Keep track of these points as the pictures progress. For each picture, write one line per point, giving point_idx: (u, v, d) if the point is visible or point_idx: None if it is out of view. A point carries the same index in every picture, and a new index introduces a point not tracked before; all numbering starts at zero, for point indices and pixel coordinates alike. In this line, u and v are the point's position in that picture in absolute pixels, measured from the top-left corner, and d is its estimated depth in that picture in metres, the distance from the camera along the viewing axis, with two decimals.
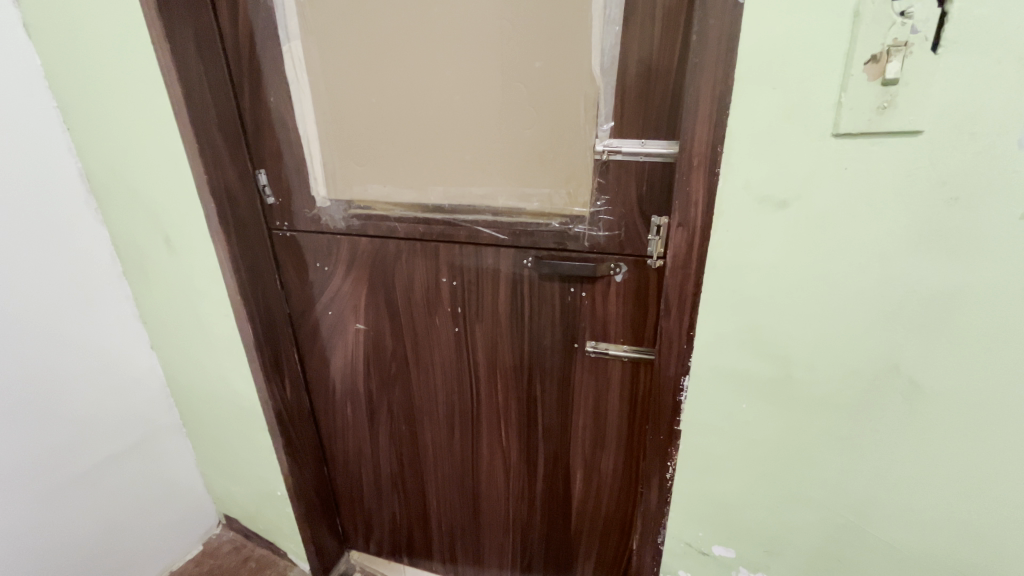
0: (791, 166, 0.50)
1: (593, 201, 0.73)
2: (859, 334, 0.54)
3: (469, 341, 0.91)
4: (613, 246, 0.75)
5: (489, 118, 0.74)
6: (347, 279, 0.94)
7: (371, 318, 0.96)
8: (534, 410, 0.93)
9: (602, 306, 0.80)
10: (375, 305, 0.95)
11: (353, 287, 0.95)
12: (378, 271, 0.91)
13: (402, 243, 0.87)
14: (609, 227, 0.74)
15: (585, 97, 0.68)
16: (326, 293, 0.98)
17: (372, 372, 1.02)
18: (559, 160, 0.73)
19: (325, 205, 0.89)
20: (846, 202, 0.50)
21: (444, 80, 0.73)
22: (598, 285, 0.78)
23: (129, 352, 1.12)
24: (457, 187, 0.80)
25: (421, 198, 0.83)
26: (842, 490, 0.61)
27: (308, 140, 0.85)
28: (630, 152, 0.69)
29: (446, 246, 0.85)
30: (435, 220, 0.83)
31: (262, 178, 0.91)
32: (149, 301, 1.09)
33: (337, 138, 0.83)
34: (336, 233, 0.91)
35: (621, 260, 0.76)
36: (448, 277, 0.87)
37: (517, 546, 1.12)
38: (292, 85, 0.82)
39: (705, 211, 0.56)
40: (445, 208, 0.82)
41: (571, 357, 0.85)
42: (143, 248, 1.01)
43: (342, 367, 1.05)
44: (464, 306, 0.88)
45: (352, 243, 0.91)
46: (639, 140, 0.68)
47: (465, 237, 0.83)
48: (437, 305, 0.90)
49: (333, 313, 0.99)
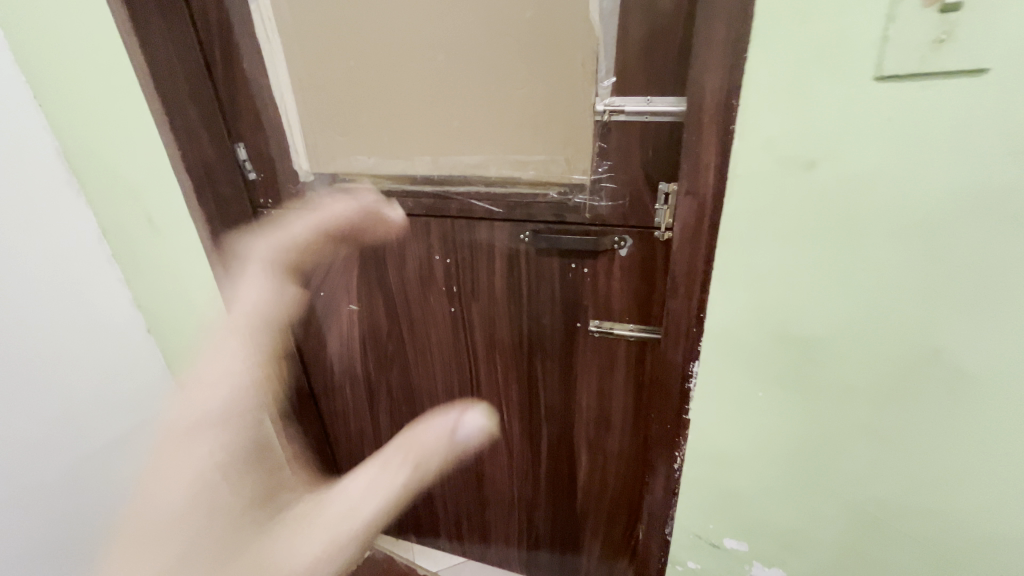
0: (821, 118, 0.43)
1: (594, 167, 0.67)
2: (896, 312, 0.48)
3: (466, 322, 0.86)
4: (617, 217, 0.69)
5: (477, 77, 0.66)
6: (338, 257, 0.90)
7: (363, 298, 0.92)
8: (536, 392, 0.89)
9: (605, 283, 0.74)
10: (368, 285, 0.90)
11: (344, 267, 0.91)
12: (367, 249, 0.86)
13: (391, 219, 0.82)
14: (612, 196, 0.67)
15: (582, 50, 0.60)
16: (318, 273, 0.94)
17: (369, 354, 0.99)
18: (555, 123, 0.65)
19: (308, 179, 0.84)
20: (884, 160, 0.43)
21: (426, 37, 0.66)
22: (601, 260, 0.73)
23: (126, 333, 1.10)
24: (445, 156, 0.74)
25: (407, 169, 0.76)
26: (868, 483, 0.56)
27: (285, 109, 0.79)
28: (634, 111, 0.62)
29: (438, 222, 0.79)
30: (424, 193, 0.77)
31: (241, 152, 0.84)
32: (140, 285, 1.06)
33: (315, 106, 0.77)
34: (323, 210, 0.86)
35: (625, 233, 0.69)
36: (441, 254, 0.81)
37: (523, 525, 1.10)
38: (264, 48, 0.75)
39: (717, 179, 0.49)
40: (433, 180, 0.76)
41: (573, 336, 0.81)
42: (129, 229, 0.97)
43: (339, 349, 1.01)
44: (459, 285, 0.83)
45: None
46: (644, 98, 0.61)
47: (457, 210, 0.77)
48: (430, 285, 0.85)
49: (325, 294, 0.95)
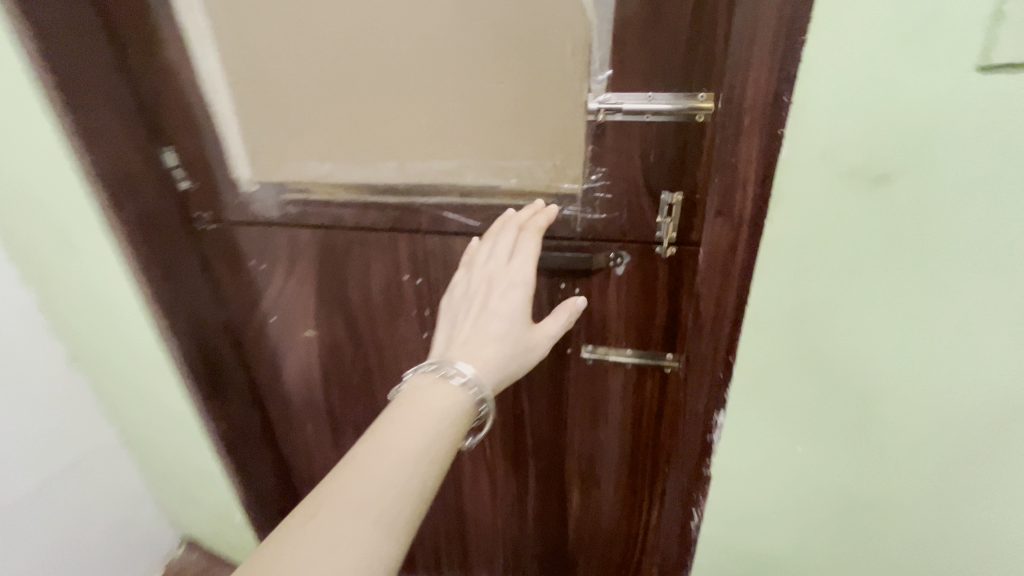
0: (895, 127, 0.38)
1: (587, 174, 0.57)
2: (955, 338, 0.44)
3: None
4: (614, 231, 0.60)
5: (448, 70, 0.56)
6: (292, 278, 0.78)
7: (322, 324, 0.81)
8: (522, 424, 0.79)
9: (599, 304, 0.65)
10: (328, 309, 0.79)
11: (299, 288, 0.79)
12: (325, 268, 0.75)
13: (351, 235, 0.71)
14: (608, 208, 0.59)
15: (573, 38, 0.51)
16: (268, 296, 0.81)
17: (332, 384, 0.87)
18: (542, 123, 0.56)
19: (252, 189, 0.72)
20: (958, 176, 0.39)
21: (386, 22, 0.56)
22: (595, 280, 0.64)
23: (43, 371, 0.91)
24: (413, 162, 0.63)
25: (368, 178, 0.66)
26: (900, 510, 0.54)
27: (219, 107, 0.67)
28: (634, 109, 0.53)
29: (406, 237, 0.68)
30: (389, 204, 0.67)
31: (169, 158, 0.72)
32: (45, 317, 0.89)
33: (256, 105, 0.65)
34: (270, 224, 0.74)
35: (623, 248, 0.61)
36: (411, 274, 0.71)
37: (508, 563, 1.01)
38: (191, 35, 0.63)
39: (756, 196, 0.45)
40: (399, 189, 0.65)
41: (563, 364, 0.71)
42: (31, 249, 0.81)
43: (297, 379, 0.89)
44: (433, 308, 0.73)
45: (291, 237, 0.74)
46: (645, 94, 0.52)
47: (427, 224, 0.66)
48: (399, 308, 0.75)
49: (278, 318, 0.83)
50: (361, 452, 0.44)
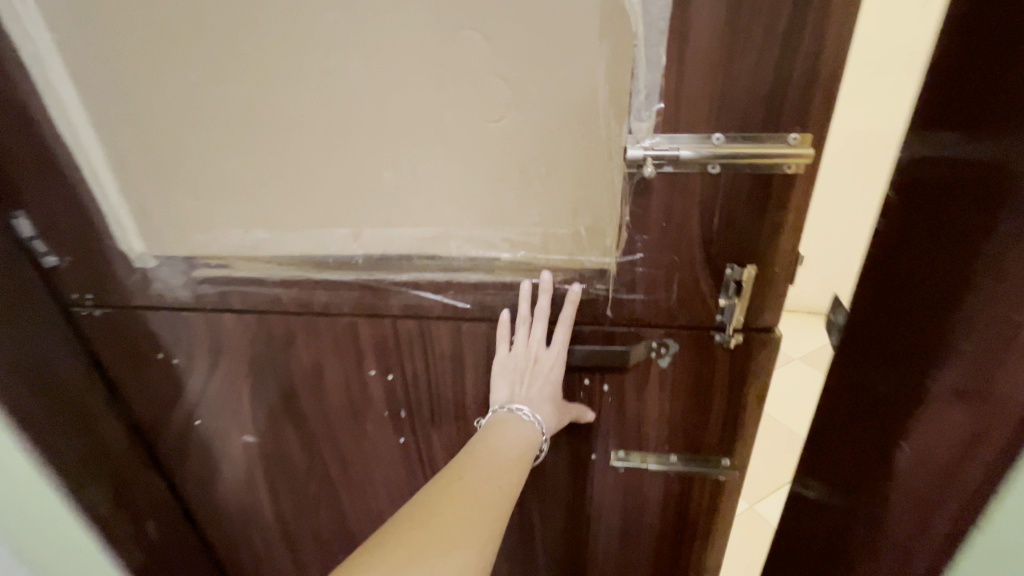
0: None
1: (624, 244, 0.41)
2: None
3: (424, 456, 0.58)
4: (658, 315, 0.44)
5: (422, 103, 0.39)
6: (218, 374, 0.58)
7: (264, 427, 0.61)
8: (532, 539, 0.62)
9: (636, 403, 0.49)
10: (270, 410, 0.59)
11: (227, 387, 0.59)
12: (262, 362, 0.55)
13: (294, 321, 0.52)
14: (650, 287, 0.43)
15: (609, 58, 0.35)
16: (185, 397, 0.60)
17: (282, 497, 0.67)
18: (559, 176, 0.40)
19: (150, 264, 0.51)
20: None
21: (328, 36, 0.38)
22: (630, 375, 0.48)
23: None
24: (375, 229, 0.45)
25: (314, 248, 0.47)
26: None
27: (85, 156, 0.47)
28: (694, 158, 0.37)
29: (370, 324, 0.50)
30: (344, 283, 0.48)
31: (23, 227, 0.50)
32: None
33: (142, 152, 0.46)
34: (179, 309, 0.53)
35: (669, 336, 0.45)
36: (379, 368, 0.53)
37: None
38: (28, 51, 0.43)
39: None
40: (357, 264, 0.47)
41: (586, 471, 0.55)
42: None
43: (235, 494, 0.68)
44: (411, 409, 0.55)
45: (210, 325, 0.54)
46: (710, 135, 0.37)
47: (400, 308, 0.49)
48: (365, 409, 0.56)
49: (203, 423, 0.62)
50: (469, 449, 0.44)
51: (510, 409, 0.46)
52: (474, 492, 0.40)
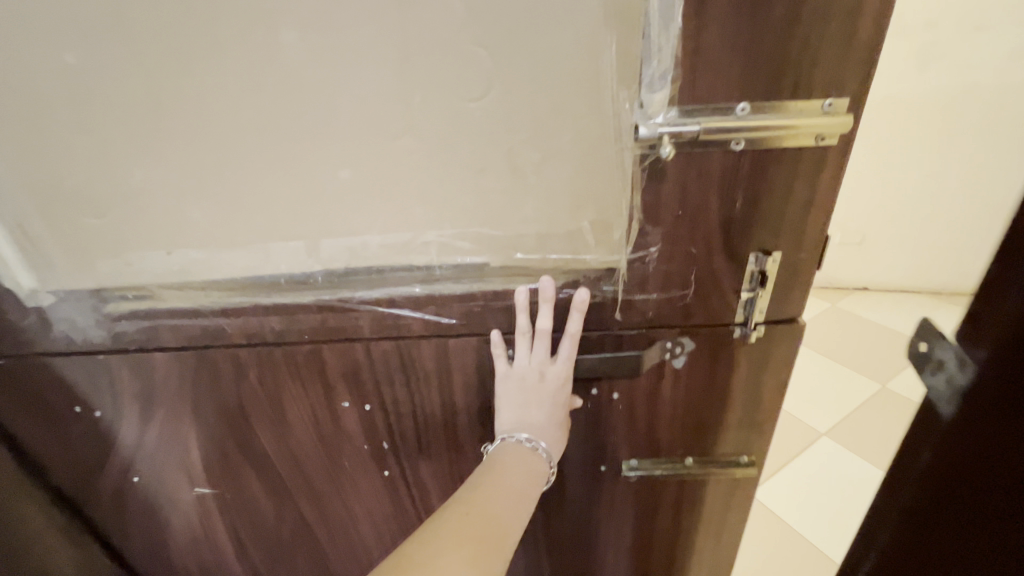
0: None
1: (636, 238, 0.36)
2: None
3: (414, 487, 0.52)
4: (673, 314, 0.39)
5: (382, 81, 0.32)
6: (156, 426, 0.48)
7: (220, 476, 0.52)
8: (541, 561, 0.57)
9: (648, 409, 0.45)
10: (224, 458, 0.50)
11: (168, 436, 0.49)
12: (207, 406, 0.46)
13: (243, 355, 0.43)
14: (665, 284, 0.38)
15: (614, 15, 0.29)
16: (116, 453, 0.50)
17: (251, 551, 0.58)
18: (558, 164, 0.33)
19: (49, 302, 0.41)
20: None
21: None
22: (642, 380, 0.43)
23: None
24: (336, 240, 0.37)
25: (259, 268, 0.39)
26: None
27: None
28: (718, 134, 0.31)
29: (338, 351, 0.42)
30: (304, 306, 0.40)
31: None
32: None
33: (17, 163, 0.35)
34: (95, 352, 0.44)
35: (685, 335, 0.40)
36: (353, 399, 0.45)
37: None
38: None
39: None
40: (318, 282, 0.39)
41: (595, 485, 0.50)
42: None
43: (194, 554, 0.59)
44: (395, 439, 0.48)
45: (137, 368, 0.44)
46: (735, 106, 0.31)
47: (374, 329, 0.41)
48: (341, 444, 0.49)
49: (144, 479, 0.53)
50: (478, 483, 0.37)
51: (523, 442, 0.39)
52: (478, 532, 0.34)
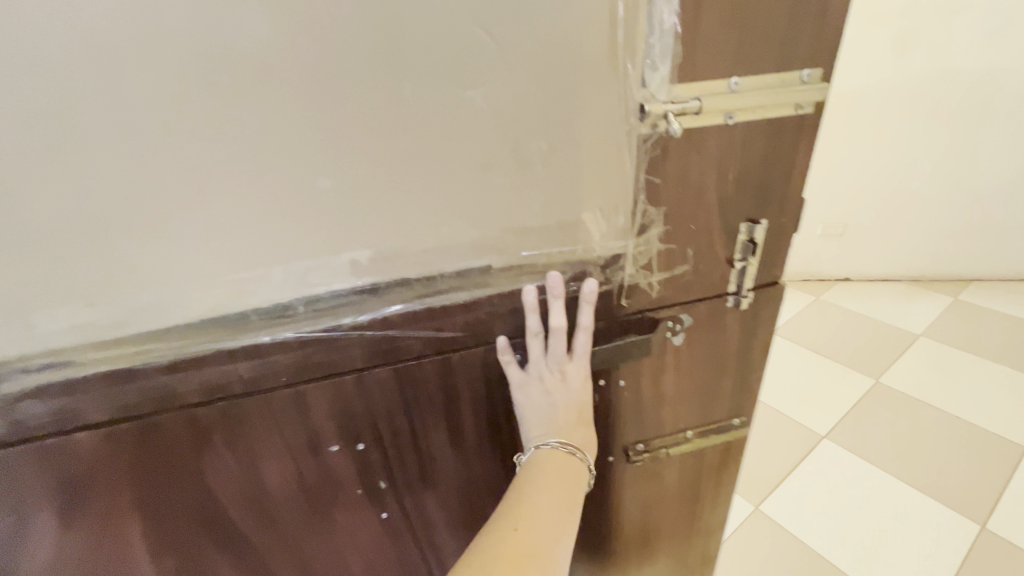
0: None
1: (642, 220, 0.35)
2: None
3: (416, 523, 0.47)
4: (675, 292, 0.40)
5: (369, 71, 0.28)
6: (79, 537, 0.37)
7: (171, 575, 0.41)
8: None
9: (653, 389, 0.45)
10: (178, 550, 0.40)
11: (94, 540, 0.38)
12: (152, 489, 0.37)
13: (203, 414, 0.35)
14: (669, 263, 0.38)
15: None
16: None
17: None
18: (562, 149, 0.32)
19: None
20: None
21: None
22: (647, 361, 0.43)
23: None
24: (320, 259, 0.32)
25: (223, 305, 0.32)
26: None
27: None
28: (715, 108, 0.32)
29: (328, 387, 0.36)
30: (283, 343, 0.34)
31: None
32: None
33: None
34: None
35: (685, 311, 0.41)
36: (344, 440, 0.39)
37: None
38: None
39: None
40: (299, 311, 0.34)
41: (604, 475, 0.50)
42: None
43: None
44: (394, 474, 0.43)
45: (45, 460, 0.33)
46: (729, 80, 0.32)
47: (368, 355, 0.36)
48: (330, 495, 0.42)
49: None
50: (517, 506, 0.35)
51: (558, 447, 0.38)
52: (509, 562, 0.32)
